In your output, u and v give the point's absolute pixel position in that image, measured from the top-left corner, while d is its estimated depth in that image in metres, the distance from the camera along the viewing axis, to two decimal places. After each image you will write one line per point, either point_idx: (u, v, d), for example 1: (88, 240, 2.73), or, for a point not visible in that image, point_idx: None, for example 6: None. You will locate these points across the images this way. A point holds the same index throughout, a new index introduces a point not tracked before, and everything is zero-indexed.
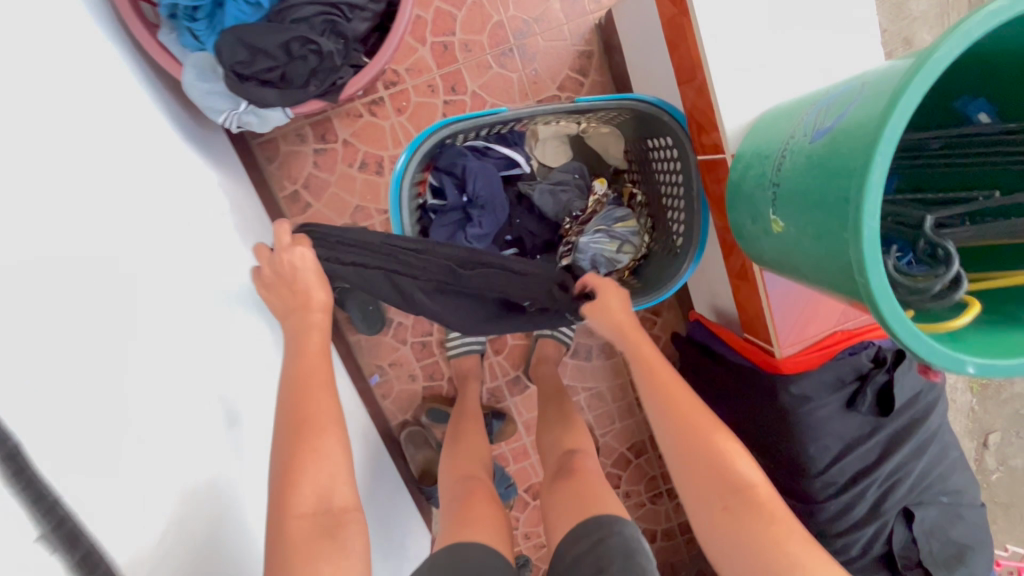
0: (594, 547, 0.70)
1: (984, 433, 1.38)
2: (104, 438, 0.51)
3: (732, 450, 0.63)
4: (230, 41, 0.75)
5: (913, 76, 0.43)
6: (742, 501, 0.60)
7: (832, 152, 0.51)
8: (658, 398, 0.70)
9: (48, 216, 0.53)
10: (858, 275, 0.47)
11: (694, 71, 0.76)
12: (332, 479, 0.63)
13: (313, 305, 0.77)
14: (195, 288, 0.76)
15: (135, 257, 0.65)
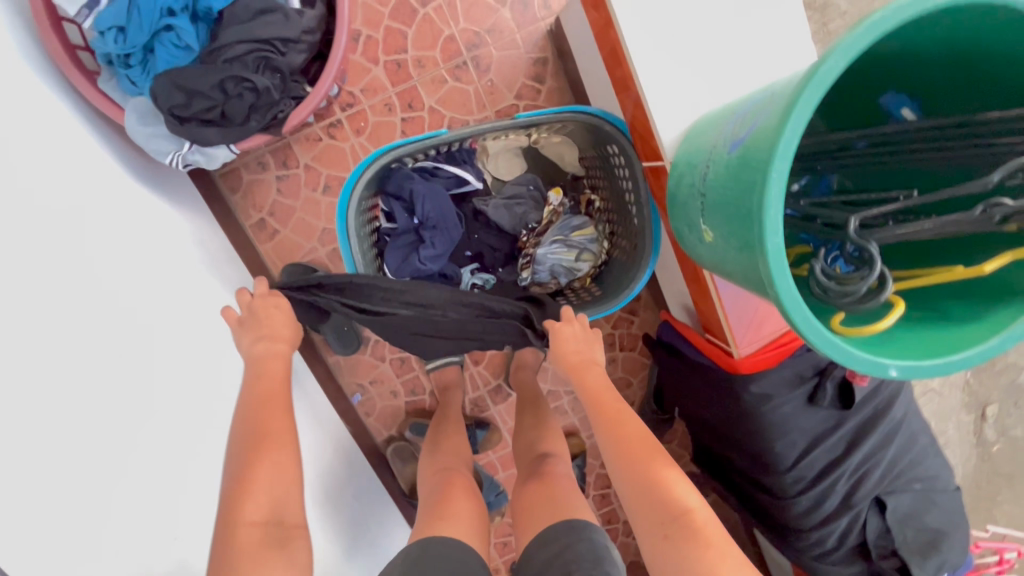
0: (561, 552, 0.68)
1: (981, 406, 1.33)
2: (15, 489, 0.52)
3: (671, 477, 0.64)
4: (165, 86, 0.76)
5: (802, 91, 0.43)
6: (680, 526, 0.60)
7: (742, 165, 0.51)
8: (604, 429, 0.74)
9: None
10: (769, 290, 0.47)
11: (629, 82, 0.76)
12: (285, 494, 0.65)
13: (281, 339, 0.82)
14: (158, 325, 0.77)
15: (87, 305, 0.66)
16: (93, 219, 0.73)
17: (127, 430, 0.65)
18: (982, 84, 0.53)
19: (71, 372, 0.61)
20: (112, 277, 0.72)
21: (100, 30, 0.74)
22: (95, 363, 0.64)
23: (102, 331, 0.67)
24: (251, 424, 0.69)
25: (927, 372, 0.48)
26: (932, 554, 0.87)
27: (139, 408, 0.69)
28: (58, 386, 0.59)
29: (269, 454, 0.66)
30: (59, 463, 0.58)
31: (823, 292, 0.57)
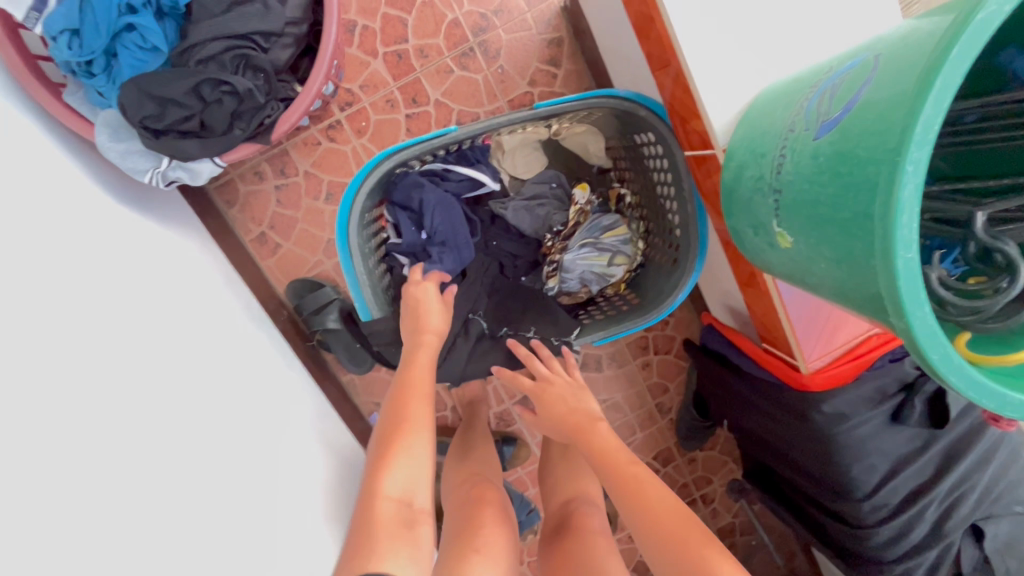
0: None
1: None
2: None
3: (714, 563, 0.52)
4: (134, 95, 0.67)
5: (951, 50, 0.32)
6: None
7: (843, 154, 0.39)
8: (631, 510, 0.62)
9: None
10: (894, 318, 0.36)
11: (667, 57, 0.64)
12: (417, 481, 0.60)
13: (427, 327, 0.75)
14: (159, 363, 0.69)
15: (74, 360, 0.56)
16: (96, 267, 0.68)
17: (141, 507, 0.55)
18: None
19: (77, 426, 0.52)
20: (97, 318, 0.63)
21: (52, 35, 0.64)
22: (95, 419, 0.55)
23: (109, 388, 0.59)
24: (394, 399, 0.67)
25: None
26: None
27: (157, 459, 0.60)
28: (69, 444, 0.51)
29: (412, 438, 0.62)
30: (86, 541, 0.48)
31: (941, 304, 0.45)
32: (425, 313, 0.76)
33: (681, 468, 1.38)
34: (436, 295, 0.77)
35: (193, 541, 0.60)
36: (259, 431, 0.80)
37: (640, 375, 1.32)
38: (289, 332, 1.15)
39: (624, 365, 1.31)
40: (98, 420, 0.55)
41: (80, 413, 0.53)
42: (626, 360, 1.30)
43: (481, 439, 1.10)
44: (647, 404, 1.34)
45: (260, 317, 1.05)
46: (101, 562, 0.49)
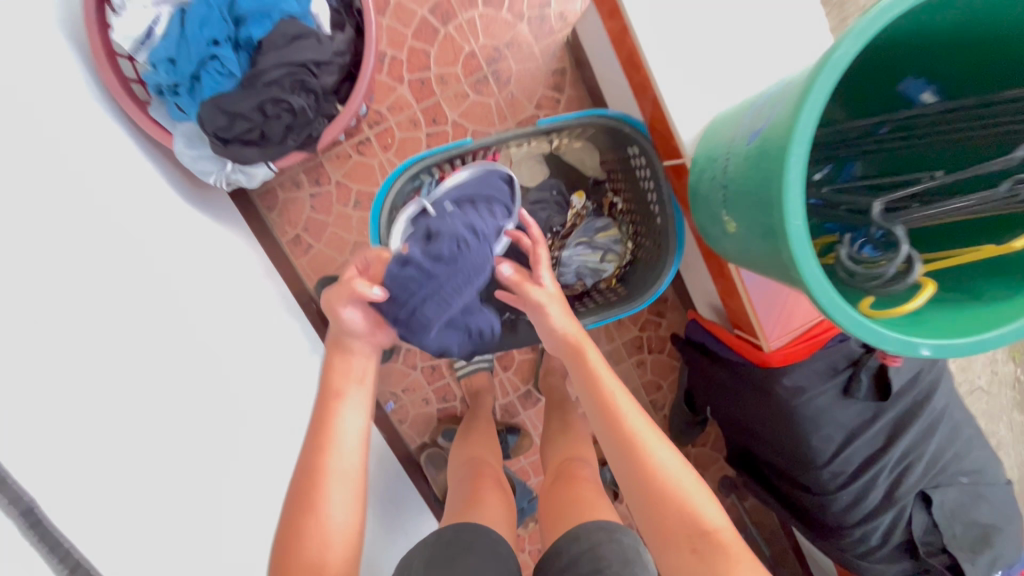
0: (592, 548, 0.68)
1: None
2: (121, 482, 0.55)
3: (696, 498, 0.60)
4: (210, 111, 0.82)
5: (817, 77, 0.45)
6: (714, 552, 0.56)
7: (762, 152, 0.53)
8: (618, 445, 0.65)
9: (42, 285, 0.56)
10: (793, 269, 0.49)
11: (645, 83, 0.79)
12: (324, 549, 0.60)
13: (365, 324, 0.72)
14: (205, 333, 0.82)
15: (141, 322, 0.70)
16: (128, 237, 0.75)
17: (185, 446, 0.68)
18: (1009, 66, 0.53)
19: (143, 375, 0.65)
20: (160, 291, 0.76)
21: (155, 62, 0.82)
22: (158, 373, 0.68)
23: (166, 347, 0.72)
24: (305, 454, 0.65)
25: (958, 351, 0.49)
26: (983, 550, 0.84)
27: (198, 408, 0.73)
28: (137, 386, 0.64)
29: (309, 517, 0.60)
30: (149, 468, 0.61)
31: (850, 275, 0.57)
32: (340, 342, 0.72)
33: None
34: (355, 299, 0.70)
35: (220, 470, 0.73)
36: (275, 410, 0.92)
37: (635, 372, 1.43)
38: (316, 324, 1.29)
39: (620, 363, 1.42)
40: (157, 371, 0.69)
41: (148, 368, 0.67)
42: (621, 358, 1.41)
43: (484, 426, 1.21)
44: (641, 400, 1.44)
45: (293, 308, 1.19)
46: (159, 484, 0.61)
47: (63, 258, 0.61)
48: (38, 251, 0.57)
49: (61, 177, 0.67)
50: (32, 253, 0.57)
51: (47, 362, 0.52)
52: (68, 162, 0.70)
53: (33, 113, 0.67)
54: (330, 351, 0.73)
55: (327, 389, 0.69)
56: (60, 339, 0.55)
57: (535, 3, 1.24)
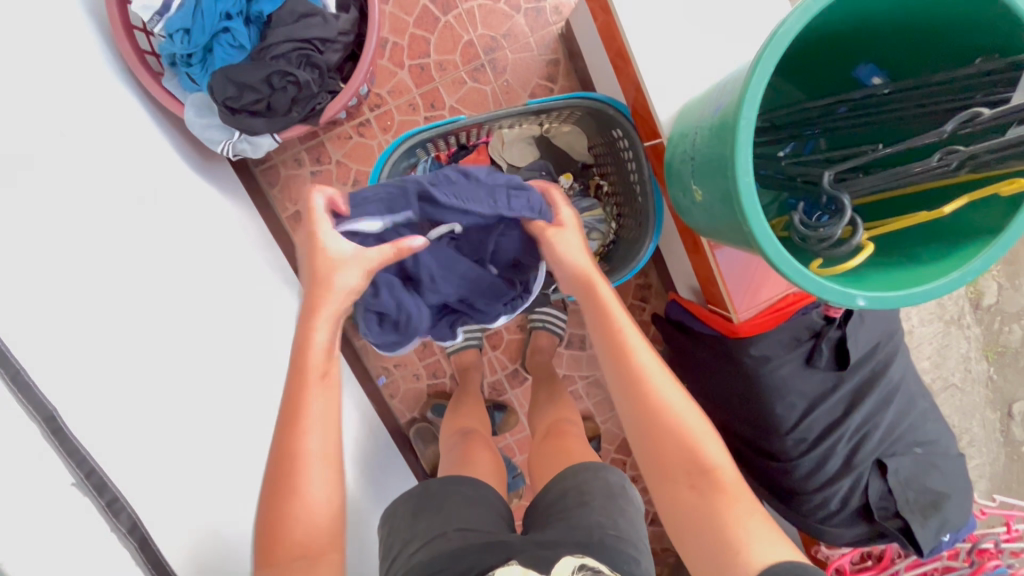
0: (579, 486, 0.81)
1: (1007, 404, 1.49)
2: (117, 406, 0.61)
3: (700, 437, 0.63)
4: (221, 81, 0.88)
5: (764, 49, 0.51)
6: (708, 484, 0.60)
7: (722, 121, 0.59)
8: (624, 382, 0.67)
9: (44, 225, 0.61)
10: (743, 223, 0.55)
11: (629, 69, 0.84)
12: (311, 526, 0.60)
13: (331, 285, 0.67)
14: (210, 287, 0.87)
15: (147, 272, 0.75)
16: (128, 207, 0.77)
17: (187, 387, 0.73)
18: (950, 47, 0.59)
19: (147, 319, 0.71)
20: (167, 246, 0.81)
21: (169, 33, 0.87)
22: (163, 315, 0.74)
23: (170, 297, 0.77)
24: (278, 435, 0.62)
25: (889, 302, 0.54)
26: (933, 515, 0.89)
27: (200, 355, 0.78)
28: (142, 327, 0.69)
29: (292, 503, 0.59)
30: (149, 400, 0.66)
31: (804, 240, 0.63)
32: (315, 301, 0.66)
33: None
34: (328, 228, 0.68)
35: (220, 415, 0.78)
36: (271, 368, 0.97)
37: None
38: None
39: None
40: (162, 317, 0.74)
41: (153, 310, 0.73)
42: None
43: (471, 399, 1.27)
44: None
45: (291, 278, 1.23)
46: (159, 418, 0.66)
47: (69, 206, 0.66)
48: (40, 196, 0.62)
49: (70, 134, 0.71)
50: (37, 198, 0.61)
51: (42, 297, 0.57)
52: (78, 121, 0.74)
53: (46, 72, 0.71)
54: (305, 316, 0.67)
55: (302, 364, 0.64)
56: (57, 276, 0.60)
57: None
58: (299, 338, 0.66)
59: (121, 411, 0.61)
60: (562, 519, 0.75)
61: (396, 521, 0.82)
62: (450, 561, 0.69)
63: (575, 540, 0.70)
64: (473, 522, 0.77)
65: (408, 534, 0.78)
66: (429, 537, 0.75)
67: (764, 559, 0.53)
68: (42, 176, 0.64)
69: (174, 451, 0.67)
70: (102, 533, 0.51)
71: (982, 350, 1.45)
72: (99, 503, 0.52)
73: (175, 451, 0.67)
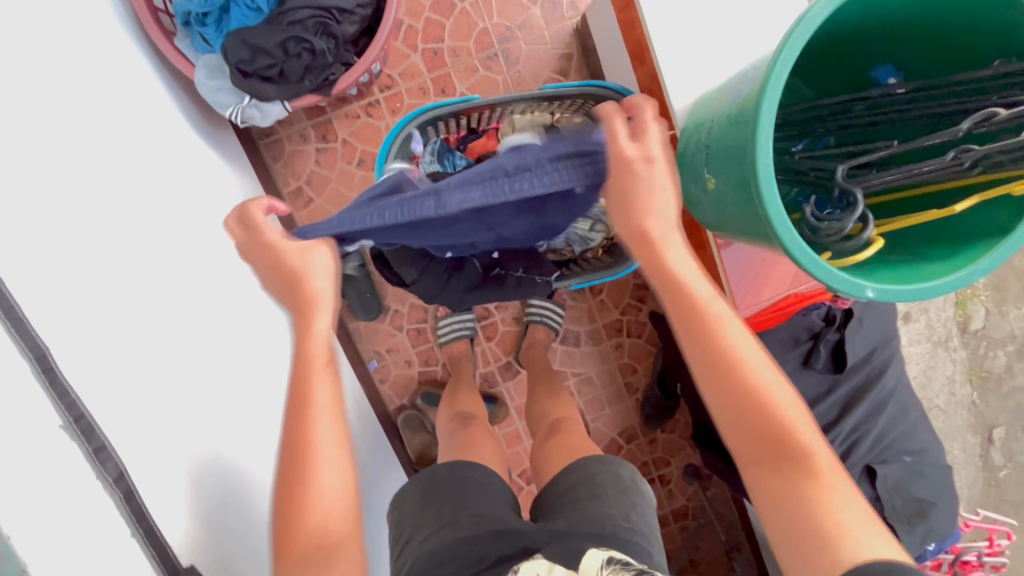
0: (590, 477, 0.82)
1: (989, 428, 1.50)
2: (108, 355, 0.59)
3: (797, 421, 0.56)
4: (236, 43, 0.87)
5: (792, 32, 0.52)
6: (802, 473, 0.55)
7: (742, 107, 0.59)
8: (711, 365, 0.58)
9: (43, 164, 0.60)
10: (759, 206, 0.55)
11: (647, 59, 0.84)
12: (332, 513, 0.58)
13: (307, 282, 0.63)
14: (208, 251, 0.86)
15: (146, 226, 0.73)
16: (135, 162, 0.76)
17: (183, 345, 0.72)
18: (965, 49, 0.60)
19: (144, 272, 0.69)
20: (168, 204, 0.80)
21: None
22: (159, 272, 0.72)
23: (168, 254, 0.76)
24: (286, 411, 0.61)
25: (897, 295, 0.54)
26: (918, 523, 0.90)
27: (196, 316, 0.77)
28: (138, 280, 0.68)
29: (311, 495, 0.58)
30: (143, 353, 0.64)
31: (813, 232, 0.63)
32: (305, 291, 0.63)
33: (642, 448, 1.52)
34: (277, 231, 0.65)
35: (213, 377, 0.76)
36: (271, 338, 0.96)
37: (613, 354, 1.48)
38: None
39: (599, 344, 1.47)
40: (161, 273, 0.72)
41: (151, 264, 0.71)
42: (601, 339, 1.47)
43: (463, 388, 1.26)
44: (618, 381, 1.49)
45: None
46: (151, 372, 0.65)
47: (71, 151, 0.65)
48: (38, 135, 0.61)
49: (76, 81, 0.70)
50: (38, 140, 0.60)
51: (41, 238, 0.56)
52: (85, 69, 0.73)
53: (56, 15, 0.70)
54: (298, 311, 0.63)
55: (306, 357, 0.62)
56: (57, 216, 0.59)
57: None
58: (298, 332, 0.63)
59: (112, 360, 0.60)
60: (573, 510, 0.77)
61: (405, 509, 0.83)
62: (457, 552, 0.70)
63: (589, 531, 0.70)
64: (484, 508, 0.78)
65: (417, 524, 0.79)
66: (439, 526, 0.75)
67: (870, 552, 0.49)
68: (42, 116, 0.62)
69: (165, 407, 0.65)
70: (87, 479, 0.50)
71: (966, 374, 1.47)
72: (86, 448, 0.50)
73: (166, 408, 0.65)
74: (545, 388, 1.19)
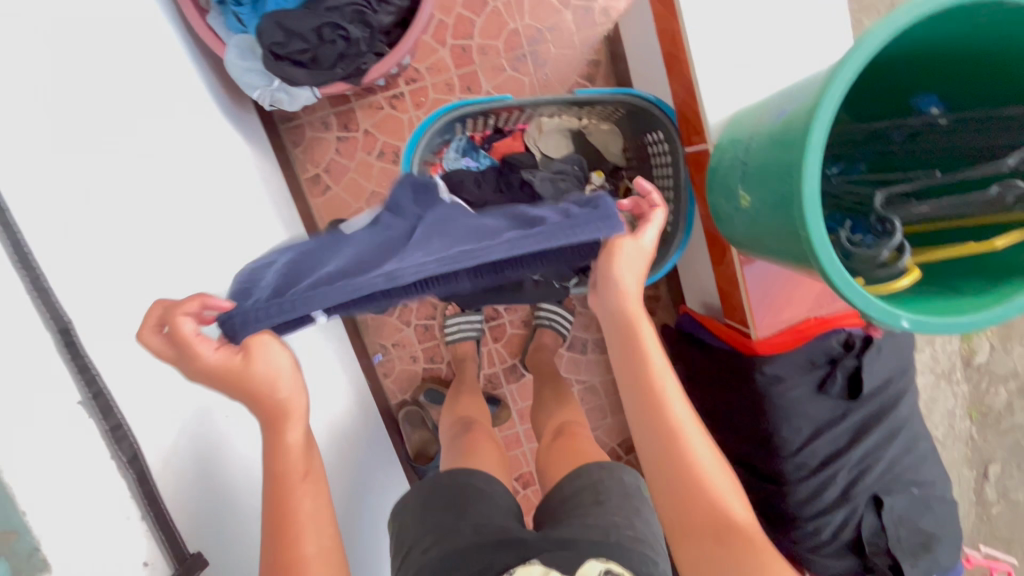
0: (594, 484, 0.81)
1: (984, 464, 1.50)
2: (125, 333, 0.58)
3: (723, 491, 0.58)
4: (270, 25, 0.86)
5: (850, 54, 0.51)
6: (736, 544, 0.54)
7: (787, 126, 0.59)
8: (655, 430, 0.62)
9: (72, 134, 0.59)
10: (801, 229, 0.55)
11: (684, 72, 0.83)
12: None
13: (284, 407, 0.61)
14: (227, 232, 0.85)
15: (169, 202, 0.72)
16: (162, 137, 0.75)
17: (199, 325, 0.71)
18: (1006, 80, 0.59)
19: (164, 250, 0.68)
20: (192, 181, 0.79)
21: None
22: (179, 251, 0.71)
23: (190, 233, 0.75)
24: (269, 520, 0.59)
25: (935, 328, 0.54)
26: (922, 556, 0.89)
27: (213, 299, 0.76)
28: (158, 257, 0.67)
29: None
30: None
31: (846, 258, 0.63)
32: (276, 407, 0.61)
33: (641, 460, 1.51)
34: (208, 346, 0.55)
35: None
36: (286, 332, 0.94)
37: None
38: None
39: (606, 353, 1.47)
40: (180, 253, 0.71)
41: (172, 243, 0.70)
42: (608, 348, 1.46)
43: (467, 389, 1.25)
44: (621, 392, 1.48)
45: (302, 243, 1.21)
46: None
47: (101, 123, 0.64)
48: (66, 107, 0.59)
49: (110, 52, 0.69)
50: (68, 110, 0.59)
51: (65, 209, 0.55)
52: (119, 41, 0.72)
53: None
54: (265, 430, 0.62)
55: (279, 472, 0.60)
56: (84, 186, 0.58)
57: None
58: (268, 448, 0.61)
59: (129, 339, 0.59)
60: (574, 517, 0.75)
61: (406, 521, 0.81)
62: (461, 559, 0.69)
63: (591, 539, 0.69)
64: (485, 517, 0.77)
65: (419, 532, 0.77)
66: (439, 536, 0.74)
67: None
68: (74, 90, 0.61)
69: (182, 389, 0.64)
70: (103, 458, 0.49)
71: (966, 409, 1.47)
72: (104, 426, 0.49)
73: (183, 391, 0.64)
74: (551, 393, 1.18)
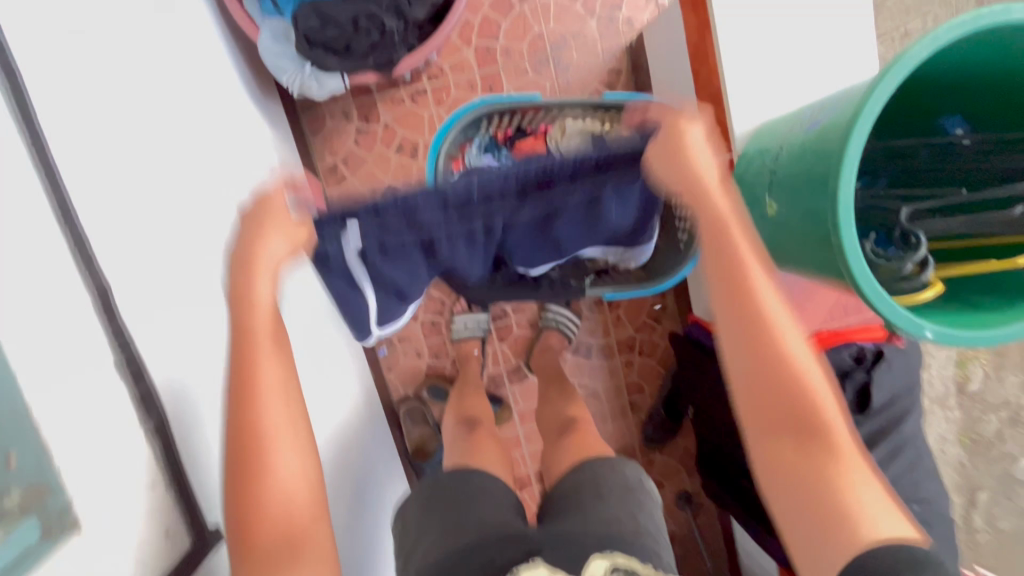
0: (595, 477, 0.82)
1: None
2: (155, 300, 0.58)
3: (820, 395, 0.53)
4: (307, 12, 0.87)
5: (890, 68, 0.52)
6: (820, 451, 0.52)
7: (821, 136, 0.60)
8: (744, 330, 0.54)
9: (117, 98, 0.58)
10: (834, 236, 0.56)
11: (712, 83, 0.85)
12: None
13: (264, 262, 0.56)
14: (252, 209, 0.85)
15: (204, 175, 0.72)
16: (198, 110, 0.75)
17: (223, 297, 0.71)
18: None
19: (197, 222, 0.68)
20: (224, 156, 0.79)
21: None
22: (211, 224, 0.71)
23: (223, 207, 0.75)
24: (242, 494, 0.54)
25: (958, 340, 0.55)
26: None
27: None
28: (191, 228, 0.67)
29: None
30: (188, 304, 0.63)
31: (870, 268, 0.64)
32: (255, 255, 0.56)
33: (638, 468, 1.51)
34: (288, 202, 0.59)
35: None
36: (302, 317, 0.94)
37: (621, 371, 1.48)
38: None
39: (609, 359, 1.47)
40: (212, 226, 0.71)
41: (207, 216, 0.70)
42: (613, 354, 1.46)
43: (471, 388, 1.25)
44: (623, 399, 1.49)
45: None
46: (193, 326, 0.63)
47: (144, 89, 0.63)
48: (115, 70, 0.59)
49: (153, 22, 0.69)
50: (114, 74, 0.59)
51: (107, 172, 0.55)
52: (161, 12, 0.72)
53: None
54: (239, 271, 0.56)
55: (246, 425, 0.54)
56: (124, 150, 0.58)
57: (607, 3, 1.31)
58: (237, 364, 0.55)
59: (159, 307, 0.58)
60: (578, 511, 0.75)
61: (408, 521, 0.81)
62: (463, 556, 0.68)
63: (596, 535, 0.68)
64: (487, 511, 0.76)
65: (423, 528, 0.77)
66: (447, 531, 0.73)
67: (876, 535, 0.49)
68: (120, 55, 0.61)
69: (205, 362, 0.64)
70: (131, 423, 0.48)
71: None
72: (133, 390, 0.49)
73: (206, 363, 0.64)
74: (556, 394, 1.18)
